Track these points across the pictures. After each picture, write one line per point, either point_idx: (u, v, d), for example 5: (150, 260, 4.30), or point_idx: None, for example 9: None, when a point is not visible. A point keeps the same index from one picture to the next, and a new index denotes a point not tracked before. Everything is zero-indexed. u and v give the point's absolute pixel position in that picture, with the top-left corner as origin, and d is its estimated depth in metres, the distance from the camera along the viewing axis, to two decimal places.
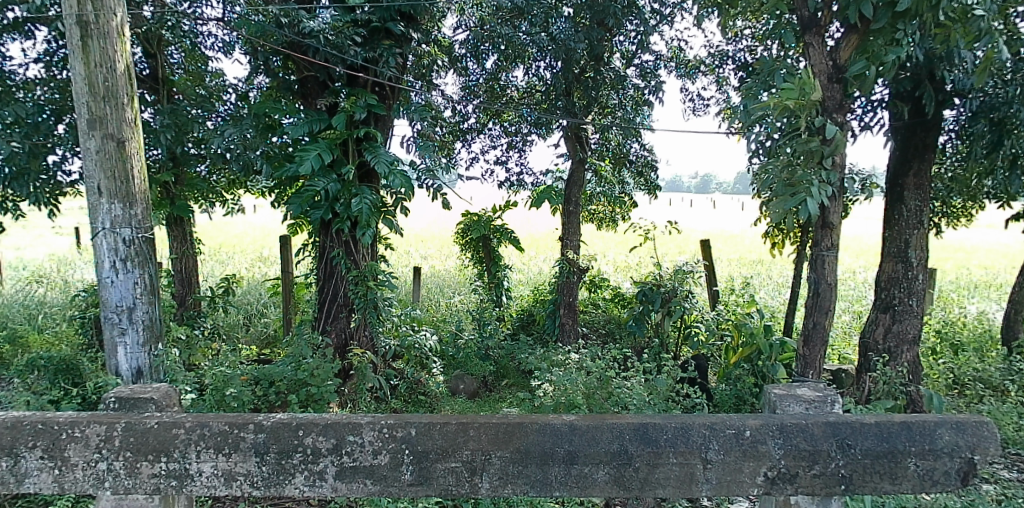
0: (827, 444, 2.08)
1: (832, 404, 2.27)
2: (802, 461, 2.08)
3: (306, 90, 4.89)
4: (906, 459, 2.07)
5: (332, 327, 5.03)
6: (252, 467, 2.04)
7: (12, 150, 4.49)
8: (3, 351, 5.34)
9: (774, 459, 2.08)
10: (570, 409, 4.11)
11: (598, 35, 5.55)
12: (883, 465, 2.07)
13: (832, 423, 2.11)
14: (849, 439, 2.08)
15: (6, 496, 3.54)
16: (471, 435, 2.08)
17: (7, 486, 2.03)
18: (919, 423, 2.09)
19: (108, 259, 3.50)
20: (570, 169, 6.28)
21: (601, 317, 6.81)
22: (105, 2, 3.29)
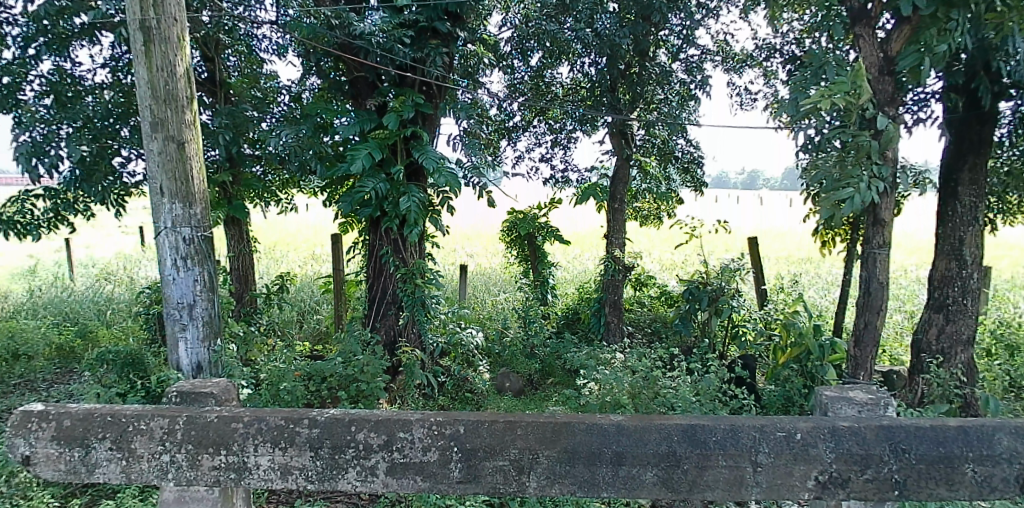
0: (880, 448, 2.02)
1: (887, 406, 2.18)
2: (854, 465, 2.02)
3: (356, 90, 4.91)
4: (964, 465, 1.99)
5: (381, 324, 5.08)
6: (307, 461, 2.08)
7: (82, 153, 4.63)
8: (76, 344, 5.60)
9: (826, 463, 2.02)
10: (615, 409, 4.15)
11: (643, 29, 5.36)
12: (939, 471, 2.00)
13: (886, 426, 2.04)
14: (905, 443, 2.01)
15: (76, 485, 3.43)
16: (518, 433, 2.08)
17: (79, 475, 2.12)
18: (977, 427, 2.01)
19: (170, 257, 3.60)
20: (615, 166, 6.17)
21: (646, 316, 6.73)
22: (166, 8, 3.37)
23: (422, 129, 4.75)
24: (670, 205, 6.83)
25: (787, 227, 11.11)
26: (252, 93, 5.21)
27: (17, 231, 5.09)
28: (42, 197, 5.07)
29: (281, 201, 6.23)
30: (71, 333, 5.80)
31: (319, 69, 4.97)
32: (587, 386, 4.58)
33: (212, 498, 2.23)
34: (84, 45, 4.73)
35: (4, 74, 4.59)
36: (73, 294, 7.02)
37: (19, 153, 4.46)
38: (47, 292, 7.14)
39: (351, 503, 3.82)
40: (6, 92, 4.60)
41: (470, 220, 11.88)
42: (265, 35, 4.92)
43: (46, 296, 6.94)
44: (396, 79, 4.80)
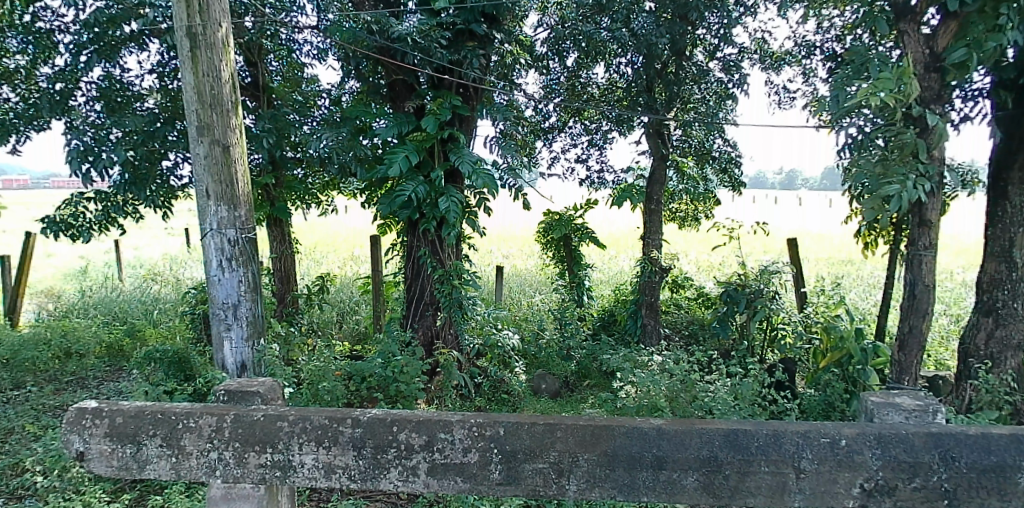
0: (929, 456, 1.95)
1: (936, 413, 2.09)
2: (902, 474, 1.95)
3: (395, 93, 4.93)
4: (1017, 474, 1.91)
5: (419, 324, 5.12)
6: (351, 460, 2.10)
7: (129, 157, 4.71)
8: (125, 343, 5.76)
9: (872, 470, 1.96)
10: (653, 412, 4.12)
11: (681, 29, 5.30)
12: (990, 480, 1.92)
13: (934, 433, 1.97)
14: (954, 451, 1.94)
15: (126, 480, 3.46)
16: (558, 436, 2.06)
17: (131, 471, 2.16)
18: None
19: (216, 258, 3.66)
20: (651, 167, 6.13)
21: (683, 317, 6.64)
22: (211, 14, 3.44)
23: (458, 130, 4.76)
24: (707, 205, 6.73)
25: (824, 227, 10.61)
26: (293, 96, 5.31)
27: (68, 233, 5.27)
28: (93, 200, 5.23)
29: (322, 204, 6.31)
30: (121, 332, 5.97)
31: (358, 72, 5.02)
32: (624, 389, 4.54)
33: (263, 495, 2.26)
34: (133, 52, 4.85)
35: (57, 81, 4.74)
36: (123, 294, 7.21)
37: (71, 157, 4.59)
38: (97, 292, 7.37)
39: (391, 503, 3.84)
40: (59, 99, 4.75)
41: (505, 222, 11.85)
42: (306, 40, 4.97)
43: (97, 296, 7.15)
44: (434, 81, 4.82)
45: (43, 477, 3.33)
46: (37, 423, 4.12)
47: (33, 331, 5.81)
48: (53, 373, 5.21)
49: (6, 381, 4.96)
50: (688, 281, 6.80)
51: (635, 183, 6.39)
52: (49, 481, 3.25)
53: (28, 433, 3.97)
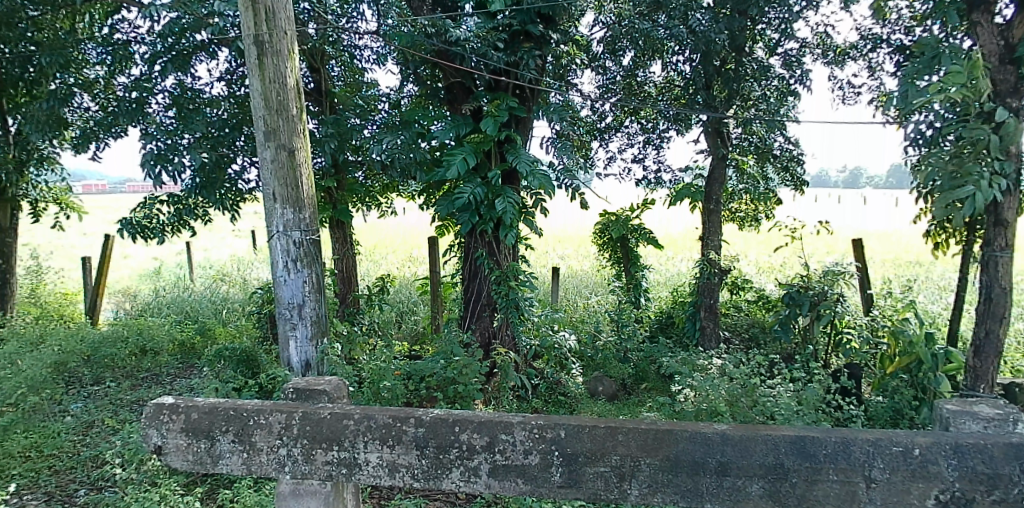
0: (1009, 468, 1.83)
1: (1017, 423, 1.95)
2: (980, 486, 1.84)
3: (452, 95, 4.99)
4: None
5: (477, 325, 5.13)
6: (414, 460, 2.10)
7: (203, 160, 4.83)
8: (196, 340, 5.99)
9: (948, 481, 1.85)
10: (713, 417, 4.00)
11: (740, 24, 5.19)
12: None
13: (1016, 444, 1.85)
14: None
15: (197, 473, 3.58)
16: (619, 440, 2.00)
17: (205, 466, 2.21)
18: None
19: (282, 258, 3.76)
20: (710, 166, 5.98)
21: (744, 320, 6.44)
22: (278, 22, 3.54)
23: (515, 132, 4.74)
24: (768, 205, 6.55)
25: (891, 224, 10.14)
26: (354, 101, 5.28)
27: (144, 235, 5.49)
28: (166, 203, 5.45)
29: (382, 207, 6.40)
30: (192, 330, 6.22)
31: (416, 76, 5.13)
32: (683, 393, 4.44)
33: (336, 493, 2.26)
34: (204, 61, 5.02)
35: (134, 90, 4.97)
36: (195, 294, 7.50)
37: (147, 161, 4.75)
38: (170, 292, 7.68)
39: (450, 502, 3.86)
40: (136, 107, 4.98)
41: (560, 222, 11.78)
42: (366, 46, 5.05)
43: (170, 296, 7.46)
44: (491, 84, 4.85)
45: (121, 469, 3.40)
46: (116, 417, 4.32)
47: (113, 329, 6.10)
48: (130, 369, 5.45)
49: (87, 377, 5.22)
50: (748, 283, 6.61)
51: (694, 183, 6.26)
52: (127, 473, 3.34)
53: (108, 427, 4.16)
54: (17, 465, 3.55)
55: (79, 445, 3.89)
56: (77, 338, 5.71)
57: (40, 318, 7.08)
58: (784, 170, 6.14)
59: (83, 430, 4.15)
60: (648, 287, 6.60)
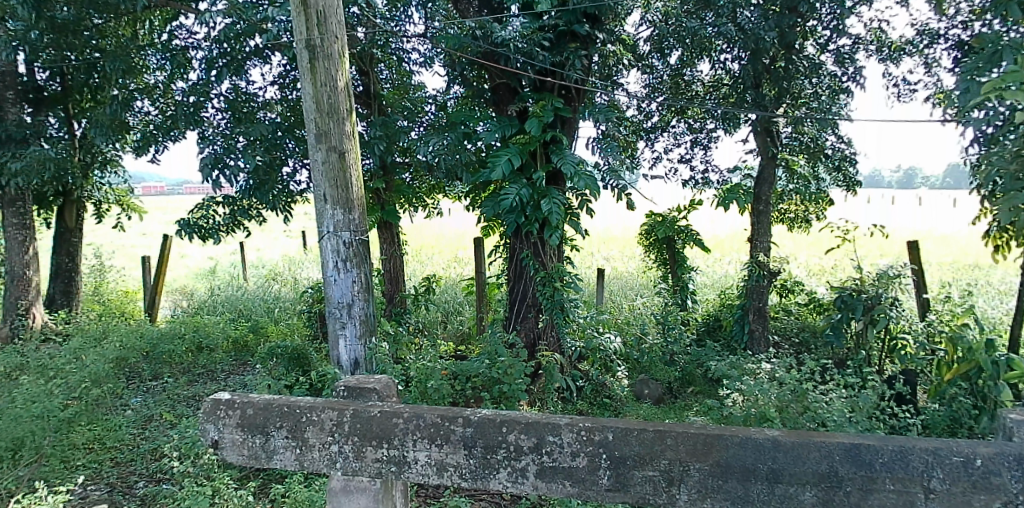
0: None
1: None
2: None
3: (498, 97, 5.01)
4: None
5: (522, 326, 5.14)
6: (461, 459, 1.97)
7: (257, 163, 4.94)
8: (250, 338, 6.16)
9: (1012, 494, 1.71)
10: (761, 422, 3.90)
11: (790, 21, 5.11)
12: None
13: None
14: None
15: (251, 467, 3.70)
16: (667, 444, 1.86)
17: (258, 461, 2.12)
18: None
19: (332, 259, 3.83)
20: (760, 166, 5.86)
21: (794, 324, 6.26)
22: (329, 27, 3.60)
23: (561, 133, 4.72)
24: (819, 206, 6.40)
25: (951, 227, 9.69)
26: (403, 103, 5.36)
27: (200, 234, 5.66)
28: (222, 204, 5.62)
29: (429, 209, 6.46)
30: (246, 328, 6.39)
31: (463, 78, 5.18)
32: (730, 397, 4.34)
33: (387, 489, 2.18)
34: (257, 66, 5.15)
35: (192, 95, 5.13)
36: (245, 295, 7.56)
37: (205, 165, 4.91)
38: (225, 291, 7.85)
39: (494, 502, 3.88)
40: (193, 111, 5.14)
41: (604, 223, 11.67)
42: (415, 49, 5.13)
43: (225, 295, 7.64)
44: (536, 84, 4.85)
45: (179, 463, 3.50)
46: (174, 412, 4.46)
47: (171, 326, 6.30)
48: (187, 366, 5.63)
49: (146, 372, 5.41)
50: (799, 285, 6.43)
51: (742, 183, 6.15)
52: (184, 466, 3.41)
53: (165, 421, 4.31)
54: (82, 456, 3.69)
55: (139, 438, 4.05)
56: (138, 335, 5.92)
57: (102, 315, 7.39)
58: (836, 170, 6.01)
59: (143, 424, 4.31)
60: (695, 289, 6.49)
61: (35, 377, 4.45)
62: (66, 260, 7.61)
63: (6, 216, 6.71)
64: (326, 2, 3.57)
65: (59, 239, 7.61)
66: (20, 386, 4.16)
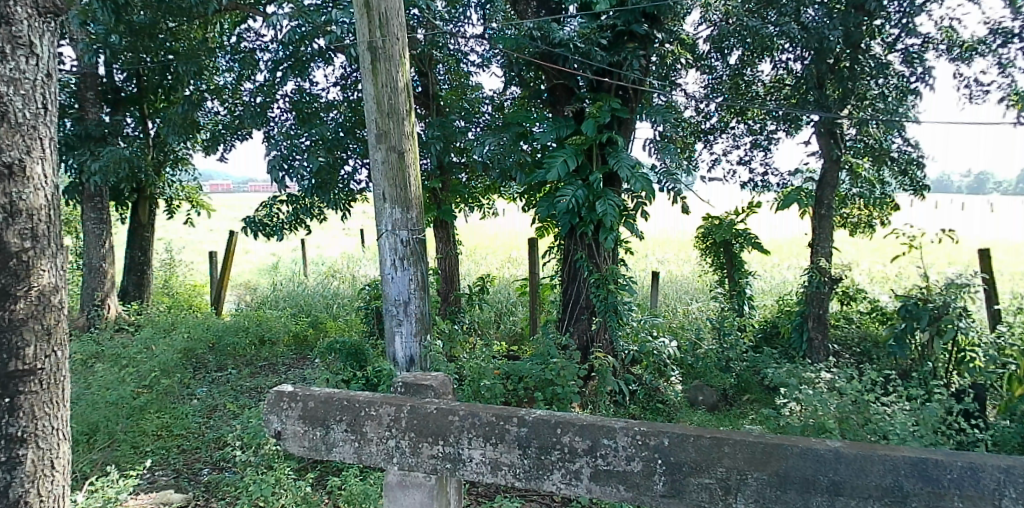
0: None
1: None
2: None
3: (555, 97, 5.01)
4: None
5: (575, 328, 5.17)
6: (515, 459, 1.72)
7: (320, 163, 5.06)
8: (310, 333, 6.34)
9: None
10: (820, 434, 3.75)
11: (856, 20, 4.96)
12: None
13: None
14: None
15: (309, 459, 3.80)
16: (725, 451, 1.57)
17: (318, 453, 1.95)
18: None
19: (390, 257, 3.90)
20: (822, 169, 5.67)
21: (855, 333, 6.04)
22: (391, 29, 3.67)
23: (617, 134, 4.70)
24: (883, 211, 6.21)
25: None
26: (460, 104, 5.46)
27: (265, 231, 5.84)
28: (285, 202, 5.78)
29: (484, 208, 6.50)
30: (307, 323, 6.57)
31: (520, 79, 5.19)
32: (788, 406, 4.21)
33: (443, 488, 1.94)
34: (320, 67, 5.28)
35: (260, 96, 5.31)
36: (308, 289, 7.87)
37: (273, 166, 5.11)
38: (286, 286, 8.08)
39: (545, 504, 3.88)
40: (260, 111, 5.31)
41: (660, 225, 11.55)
42: (472, 49, 5.16)
43: (286, 290, 7.87)
44: (594, 85, 4.82)
45: (242, 452, 3.60)
46: (237, 402, 4.62)
47: (236, 319, 6.53)
48: (250, 358, 5.81)
49: (212, 363, 5.61)
50: (861, 293, 6.20)
51: (804, 187, 5.97)
52: (246, 456, 3.54)
53: (229, 411, 4.47)
54: (151, 442, 3.86)
55: (204, 427, 4.21)
56: (204, 327, 6.15)
57: (172, 307, 7.75)
58: (902, 173, 5.83)
59: (208, 413, 4.49)
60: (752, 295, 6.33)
61: (110, 365, 4.68)
62: (139, 254, 7.97)
63: (86, 211, 7.08)
64: (388, 4, 3.63)
65: (133, 234, 7.98)
66: (97, 374, 4.39)
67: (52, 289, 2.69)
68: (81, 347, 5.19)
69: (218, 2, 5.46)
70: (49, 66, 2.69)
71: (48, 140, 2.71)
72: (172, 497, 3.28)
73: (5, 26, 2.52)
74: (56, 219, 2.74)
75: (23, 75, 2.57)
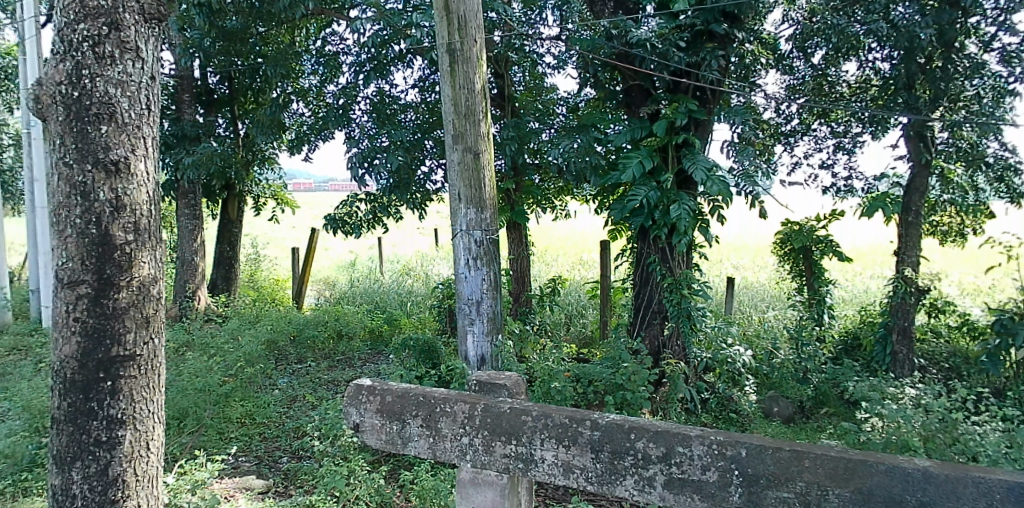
0: None
1: None
2: None
3: (631, 98, 4.97)
4: None
5: (647, 333, 5.12)
6: (588, 462, 1.72)
7: (400, 162, 5.18)
8: (385, 328, 6.52)
9: None
10: (903, 451, 3.56)
11: (951, 16, 4.65)
12: None
13: None
14: None
15: (382, 452, 3.90)
16: (806, 465, 1.51)
17: (394, 447, 1.98)
18: None
19: (464, 256, 3.95)
20: (911, 173, 5.42)
21: (944, 347, 5.73)
22: (469, 31, 3.72)
23: (694, 136, 4.62)
24: (977, 219, 5.93)
25: None
26: (534, 105, 5.53)
27: (345, 229, 6.04)
28: (364, 201, 5.96)
29: (557, 210, 6.52)
30: (381, 319, 6.72)
31: (595, 80, 5.11)
32: (869, 421, 4.03)
33: (514, 487, 1.94)
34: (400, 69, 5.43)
35: (343, 97, 5.49)
36: (383, 286, 8.09)
37: (354, 162, 5.25)
38: (363, 283, 8.32)
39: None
40: (343, 112, 5.50)
41: None
42: (547, 51, 5.17)
43: (363, 287, 8.17)
44: (671, 85, 4.76)
45: (320, 442, 3.72)
46: (315, 394, 4.77)
47: (316, 313, 6.77)
48: (328, 352, 6.01)
49: (293, 355, 5.84)
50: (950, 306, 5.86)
51: (890, 192, 5.73)
52: (322, 446, 3.66)
53: (308, 402, 4.62)
54: (235, 429, 4.04)
55: (284, 416, 4.37)
56: (287, 320, 6.42)
57: (257, 300, 8.14)
58: (998, 180, 5.50)
59: (289, 403, 4.65)
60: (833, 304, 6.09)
61: (201, 355, 4.96)
62: (227, 248, 8.40)
63: (181, 207, 7.49)
64: (467, 7, 3.69)
65: (222, 229, 8.39)
66: (189, 362, 4.66)
67: (152, 281, 2.83)
68: (174, 335, 5.52)
69: (305, 7, 5.68)
70: (152, 70, 2.84)
71: (150, 139, 2.86)
72: (253, 483, 3.43)
73: (115, 32, 2.68)
74: (157, 214, 2.88)
75: (130, 78, 2.73)
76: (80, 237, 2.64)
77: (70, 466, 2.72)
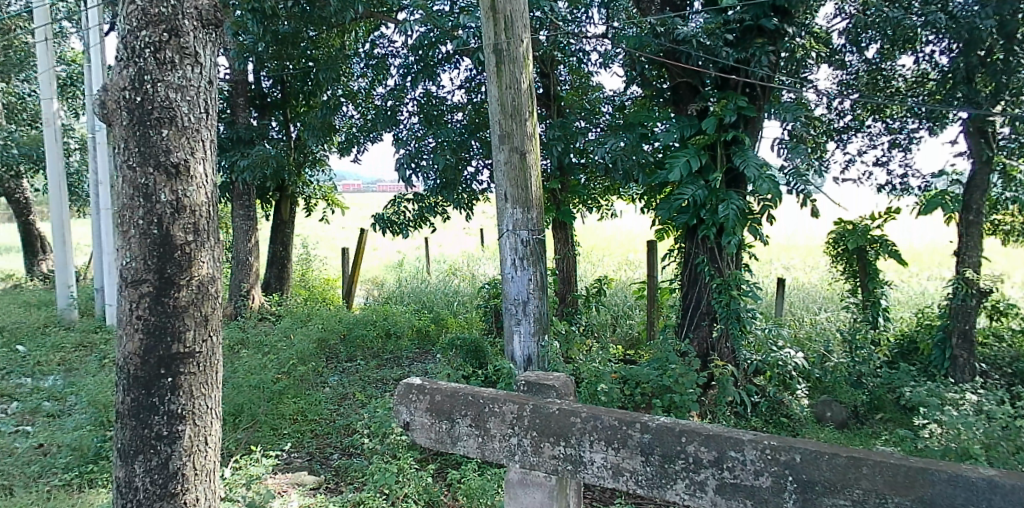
0: None
1: None
2: None
3: (678, 96, 4.91)
4: None
5: (694, 334, 5.06)
6: (637, 466, 1.67)
7: (447, 162, 5.26)
8: (432, 328, 6.59)
9: None
10: (962, 460, 3.41)
11: (1014, 6, 4.50)
12: None
13: None
14: None
15: (430, 451, 3.94)
16: (863, 472, 1.43)
17: (443, 446, 1.97)
18: None
19: (510, 256, 3.96)
20: (971, 171, 5.24)
21: (1007, 352, 5.51)
22: (515, 31, 3.72)
23: (743, 133, 4.54)
24: None
25: None
26: (581, 103, 5.55)
27: (392, 229, 6.12)
28: (411, 201, 6.04)
29: (603, 209, 6.49)
30: (429, 319, 6.79)
31: (642, 78, 5.12)
32: (927, 428, 3.89)
33: (563, 489, 1.91)
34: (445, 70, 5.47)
35: (391, 99, 5.59)
36: (429, 286, 8.17)
37: (403, 163, 5.36)
38: (410, 283, 8.42)
39: None
40: (391, 114, 5.60)
41: None
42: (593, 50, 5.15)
43: (410, 286, 8.28)
44: (720, 83, 4.71)
45: (370, 440, 3.78)
46: (364, 392, 4.85)
47: (365, 312, 6.89)
48: (376, 350, 6.10)
49: (343, 354, 5.95)
50: (1014, 309, 5.62)
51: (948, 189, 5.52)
52: (373, 444, 3.72)
53: (358, 400, 4.69)
54: (288, 426, 4.14)
55: (335, 414, 4.45)
56: (337, 319, 6.54)
57: (308, 299, 8.34)
58: None
59: (339, 400, 4.74)
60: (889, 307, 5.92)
61: (255, 353, 5.11)
62: (279, 248, 8.60)
63: (234, 208, 7.72)
64: (513, 7, 3.69)
65: (275, 229, 8.58)
66: (244, 361, 4.81)
67: (210, 280, 2.90)
68: (230, 333, 5.71)
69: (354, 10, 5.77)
70: (211, 74, 2.91)
71: (208, 142, 2.93)
72: (306, 478, 3.50)
73: (175, 38, 2.75)
74: (215, 215, 2.95)
75: (190, 83, 2.81)
76: (143, 238, 2.74)
77: (135, 459, 2.82)
